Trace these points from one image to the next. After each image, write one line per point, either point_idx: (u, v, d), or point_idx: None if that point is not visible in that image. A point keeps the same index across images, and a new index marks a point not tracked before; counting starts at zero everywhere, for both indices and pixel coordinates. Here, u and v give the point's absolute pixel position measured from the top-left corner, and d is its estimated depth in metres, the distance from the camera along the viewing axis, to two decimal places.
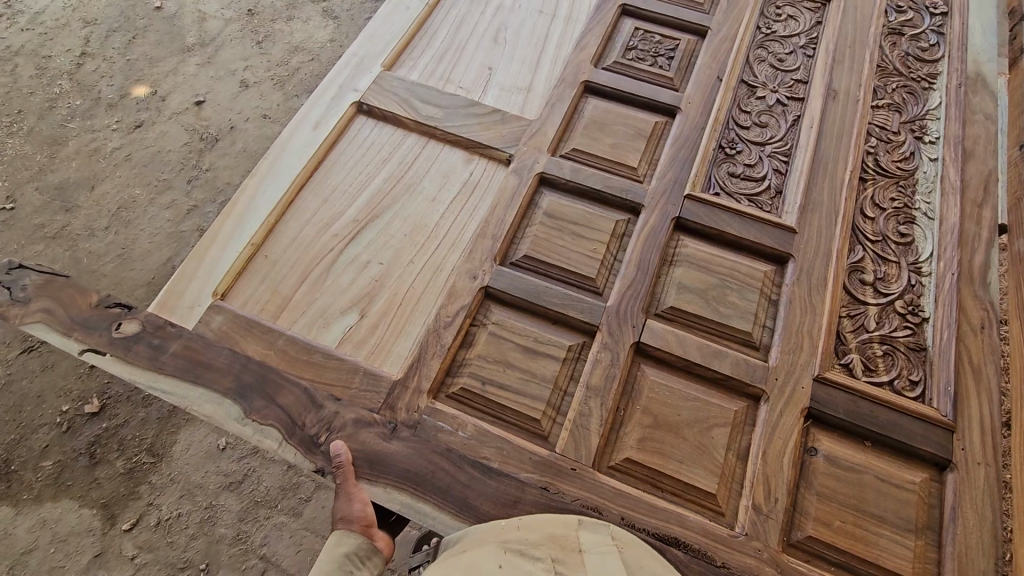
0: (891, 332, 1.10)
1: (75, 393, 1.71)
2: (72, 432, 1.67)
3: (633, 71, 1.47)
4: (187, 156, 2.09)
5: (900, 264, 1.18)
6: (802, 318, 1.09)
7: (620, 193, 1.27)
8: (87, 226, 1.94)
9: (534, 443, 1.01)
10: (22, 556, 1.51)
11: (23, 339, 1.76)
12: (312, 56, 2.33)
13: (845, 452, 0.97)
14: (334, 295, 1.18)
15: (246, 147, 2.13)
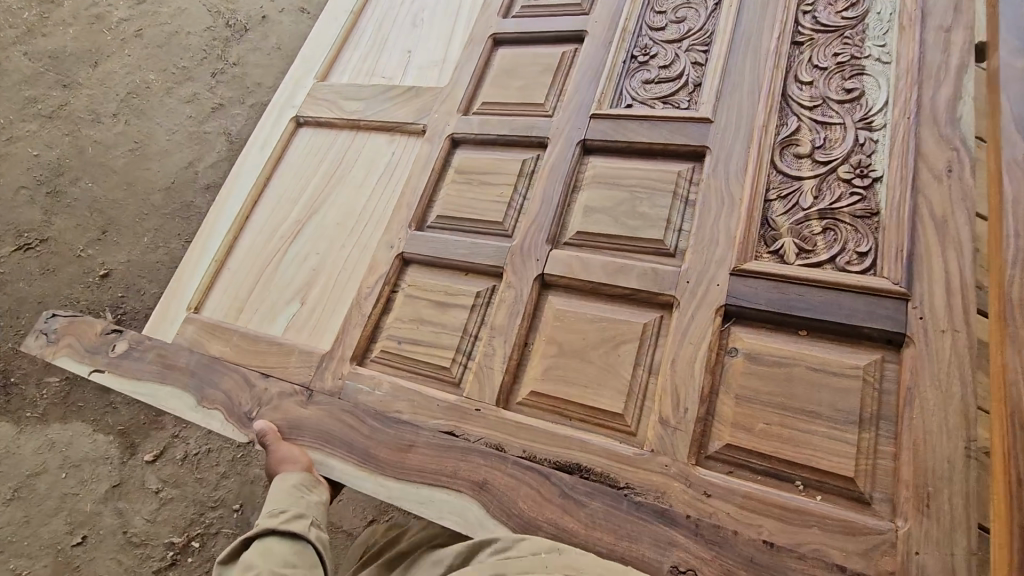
0: (832, 204, 0.89)
1: (84, 304, 1.81)
2: None
3: (543, 6, 1.34)
4: (209, 43, 2.20)
5: (845, 125, 0.95)
6: (717, 211, 0.94)
7: (526, 132, 1.19)
8: (90, 108, 2.05)
9: (444, 392, 1.00)
10: (30, 479, 1.61)
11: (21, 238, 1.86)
12: None
13: (771, 347, 0.82)
14: (277, 299, 1.23)
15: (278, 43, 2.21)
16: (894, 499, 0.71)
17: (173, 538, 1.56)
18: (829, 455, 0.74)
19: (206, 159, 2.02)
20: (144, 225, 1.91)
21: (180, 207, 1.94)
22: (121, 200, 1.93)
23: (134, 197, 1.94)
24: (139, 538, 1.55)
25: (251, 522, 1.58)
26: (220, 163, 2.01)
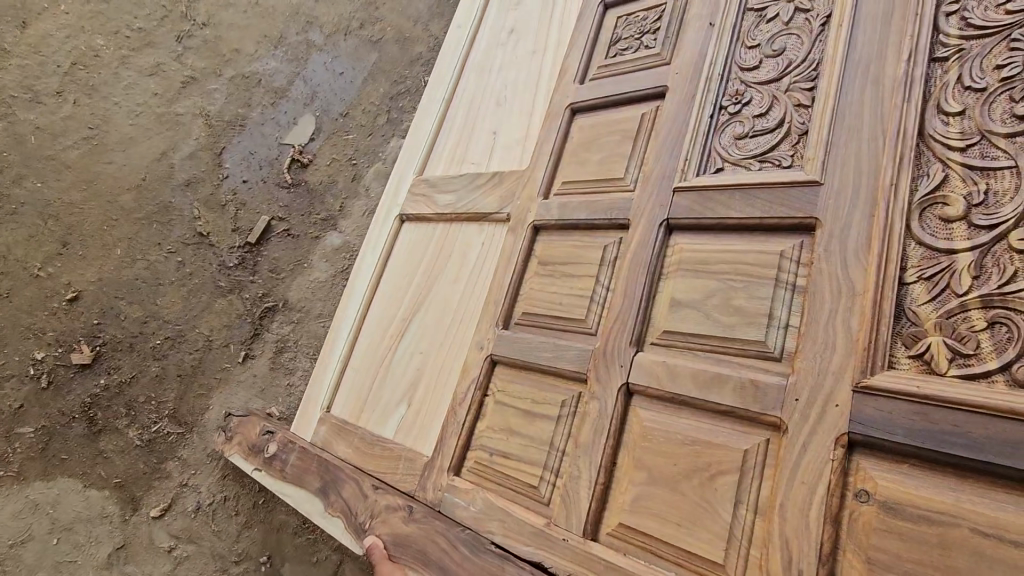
0: (1003, 285, 0.70)
1: (49, 336, 1.49)
2: (57, 388, 1.48)
3: (617, 68, 1.31)
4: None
5: (1018, 167, 0.75)
6: (832, 306, 0.79)
7: (608, 213, 1.12)
8: (25, 83, 1.63)
9: (536, 513, 0.95)
10: (15, 549, 1.37)
11: None
12: None
13: (919, 495, 0.65)
14: (390, 399, 1.32)
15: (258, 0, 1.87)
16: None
17: None
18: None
19: (182, 149, 1.69)
20: (113, 234, 1.59)
21: (157, 210, 1.63)
22: (82, 204, 1.58)
23: (100, 205, 1.59)
24: None
25: (280, 575, 1.45)
26: (199, 155, 1.70)
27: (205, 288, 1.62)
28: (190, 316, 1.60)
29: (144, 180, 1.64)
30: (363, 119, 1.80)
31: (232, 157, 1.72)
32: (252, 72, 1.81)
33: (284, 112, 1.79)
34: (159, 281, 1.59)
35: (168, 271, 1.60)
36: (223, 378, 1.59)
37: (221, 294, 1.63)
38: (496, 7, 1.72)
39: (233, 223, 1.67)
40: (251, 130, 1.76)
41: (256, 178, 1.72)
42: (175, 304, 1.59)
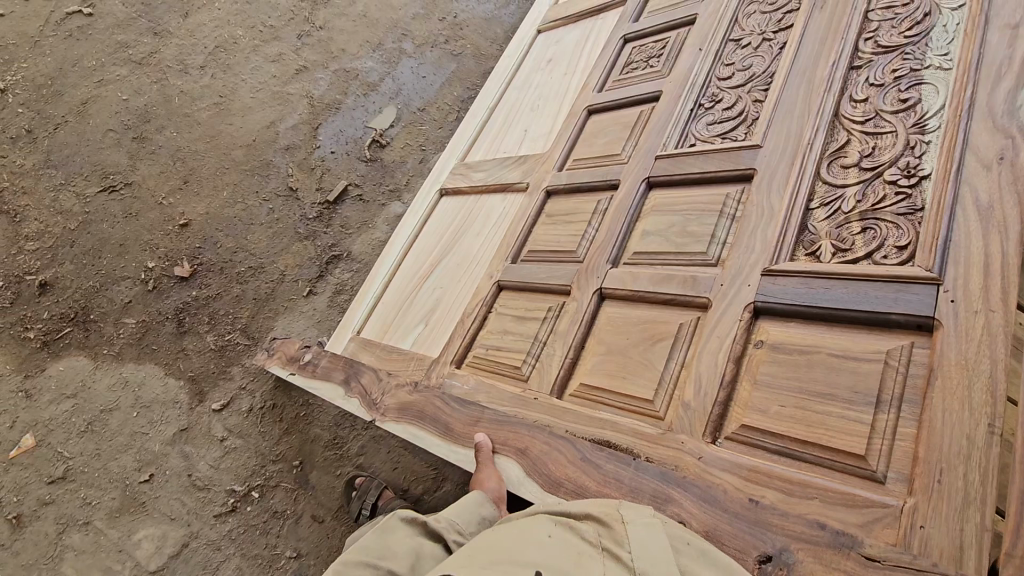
0: (874, 205, 0.95)
1: (162, 252, 1.94)
2: (158, 294, 1.90)
3: (628, 81, 1.64)
4: (297, 6, 2.34)
5: (897, 131, 1.01)
6: (757, 222, 1.04)
7: (604, 178, 1.42)
8: (179, 57, 2.17)
9: (515, 385, 1.18)
10: (103, 414, 1.77)
11: (105, 179, 1.98)
12: None
13: (796, 338, 0.89)
14: (411, 323, 1.58)
15: (364, 13, 2.37)
16: (909, 478, 0.71)
17: (235, 486, 1.77)
18: (842, 433, 0.78)
19: (288, 120, 2.16)
20: (223, 179, 2.05)
21: (260, 164, 2.09)
22: (202, 154, 2.07)
23: (213, 153, 2.08)
24: (204, 483, 1.76)
25: (308, 479, 1.81)
26: (301, 127, 2.16)
27: (287, 232, 2.04)
28: (271, 253, 2.01)
29: (254, 140, 2.12)
30: (437, 115, 2.25)
31: (327, 133, 2.17)
32: (352, 67, 2.27)
33: (373, 102, 2.24)
34: (251, 221, 2.03)
35: (261, 215, 2.04)
36: (289, 306, 1.97)
37: (298, 238, 2.03)
38: (542, 42, 2.12)
39: (317, 183, 2.11)
40: (344, 113, 2.21)
41: (341, 151, 2.16)
42: (261, 241, 2.02)
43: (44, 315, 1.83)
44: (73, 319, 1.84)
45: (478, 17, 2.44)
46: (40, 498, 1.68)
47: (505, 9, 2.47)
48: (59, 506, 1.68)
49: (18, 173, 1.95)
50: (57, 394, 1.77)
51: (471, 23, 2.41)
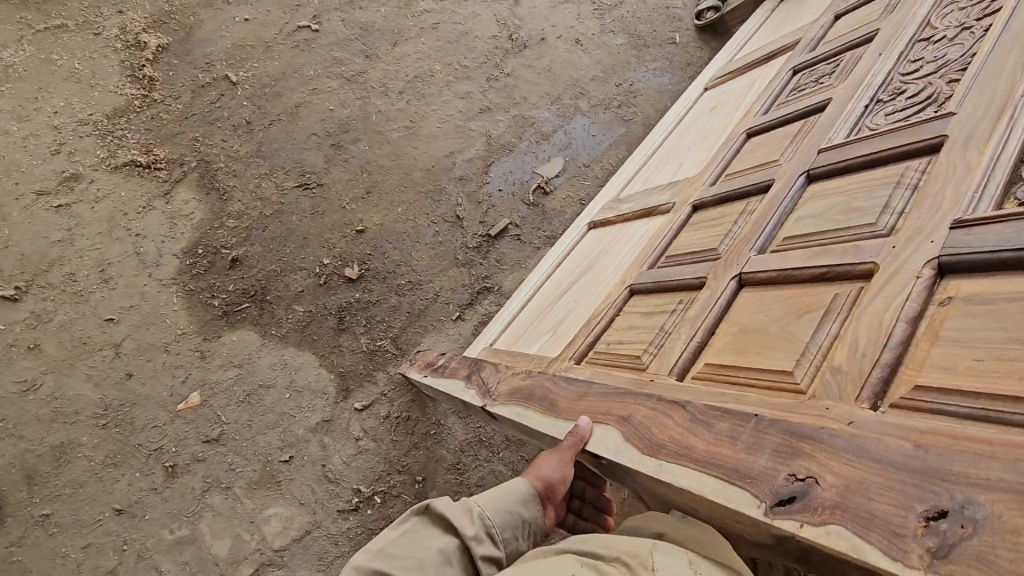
0: None
1: (338, 252, 2.10)
2: (328, 289, 2.05)
3: (792, 101, 1.67)
4: (491, 51, 2.55)
5: None
6: (943, 183, 1.01)
7: (757, 178, 1.44)
8: (382, 80, 2.41)
9: (630, 372, 1.19)
10: (261, 389, 1.90)
11: (303, 178, 2.19)
12: (677, 43, 2.73)
13: (988, 293, 0.82)
14: (541, 329, 1.66)
15: (548, 67, 2.56)
16: None
17: (361, 487, 1.84)
18: None
19: (466, 154, 2.34)
20: (401, 196, 2.23)
21: (435, 189, 2.26)
22: (387, 169, 2.26)
23: (397, 170, 2.27)
24: (335, 476, 1.84)
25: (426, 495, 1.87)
26: (475, 161, 2.33)
27: (447, 256, 2.16)
28: (430, 272, 2.13)
29: (433, 165, 2.29)
30: (600, 174, 2.38)
31: (497, 172, 2.33)
32: (531, 116, 2.45)
33: (544, 151, 2.39)
34: (418, 239, 2.17)
35: (427, 235, 2.18)
36: (437, 326, 2.07)
37: (456, 264, 2.15)
38: (706, 98, 2.20)
39: (481, 215, 2.24)
40: (516, 156, 2.37)
41: (507, 190, 2.30)
42: (424, 259, 2.14)
43: (229, 287, 2.01)
44: (252, 297, 2.00)
45: (652, 89, 2.60)
46: (194, 454, 1.80)
47: (677, 86, 2.62)
48: (208, 465, 1.80)
49: (232, 157, 2.19)
50: (226, 360, 1.91)
51: (644, 94, 2.57)
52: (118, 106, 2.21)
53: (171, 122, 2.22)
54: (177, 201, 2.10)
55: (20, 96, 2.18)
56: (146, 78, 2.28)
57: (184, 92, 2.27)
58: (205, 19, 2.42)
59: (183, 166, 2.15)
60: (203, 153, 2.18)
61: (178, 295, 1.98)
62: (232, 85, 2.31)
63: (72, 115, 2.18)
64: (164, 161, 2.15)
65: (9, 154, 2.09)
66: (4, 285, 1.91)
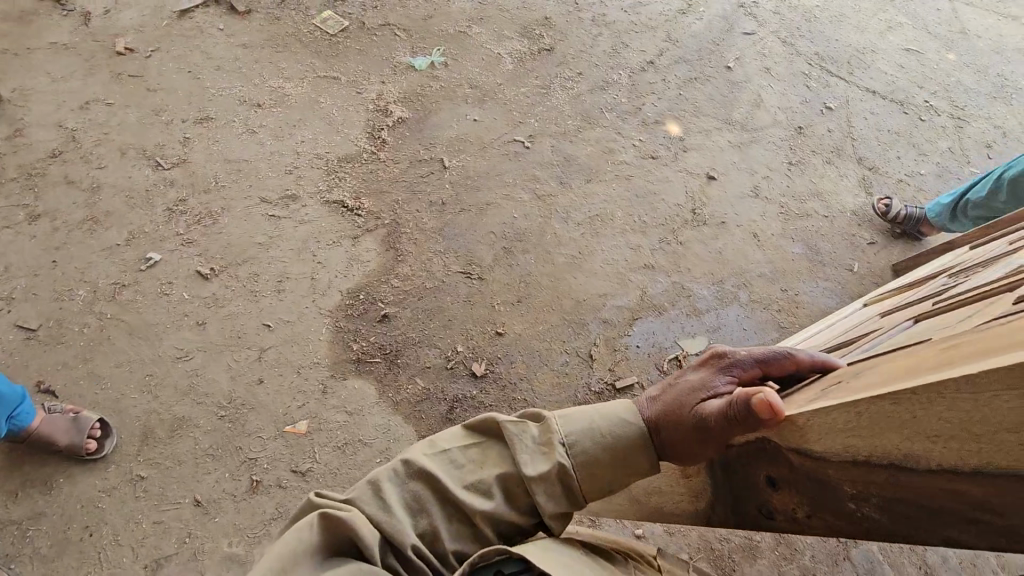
0: None
1: (473, 346, 2.22)
2: (451, 375, 2.14)
3: (928, 294, 1.63)
4: (671, 216, 2.72)
5: None
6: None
7: (864, 336, 1.34)
8: (568, 208, 2.63)
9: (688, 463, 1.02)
10: (359, 443, 1.97)
11: (469, 268, 2.39)
12: (853, 269, 2.72)
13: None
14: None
15: (720, 250, 2.66)
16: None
17: None
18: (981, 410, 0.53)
19: (617, 301, 2.43)
20: (546, 316, 2.34)
21: (578, 321, 2.35)
22: (543, 288, 2.40)
23: (551, 291, 2.40)
24: None
25: None
26: (624, 310, 2.41)
27: (568, 389, 2.19)
28: (547, 398, 2.16)
29: (584, 300, 2.41)
30: None
31: (640, 328, 2.38)
32: (689, 288, 2.53)
33: (690, 325, 2.43)
34: (547, 363, 2.24)
35: (556, 362, 2.24)
36: None
37: (573, 400, 2.17)
38: (861, 310, 2.08)
39: (612, 363, 2.28)
40: (662, 320, 2.43)
41: (644, 349, 2.34)
42: (544, 383, 2.19)
43: (371, 338, 2.17)
44: (386, 356, 2.14)
45: (814, 305, 2.57)
46: (278, 478, 1.88)
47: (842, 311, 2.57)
48: (284, 494, 1.85)
49: (420, 227, 2.44)
50: (341, 404, 2.03)
51: (805, 307, 2.55)
52: (350, 153, 2.58)
53: (385, 180, 2.54)
54: (361, 246, 2.35)
55: (284, 120, 2.62)
56: (381, 139, 2.65)
57: (404, 161, 2.61)
58: (444, 109, 2.81)
59: (378, 220, 2.42)
60: (398, 215, 2.45)
61: (327, 327, 2.16)
62: (444, 169, 2.62)
63: (314, 148, 2.56)
64: (365, 210, 2.44)
65: (256, 161, 2.49)
66: (204, 263, 2.21)
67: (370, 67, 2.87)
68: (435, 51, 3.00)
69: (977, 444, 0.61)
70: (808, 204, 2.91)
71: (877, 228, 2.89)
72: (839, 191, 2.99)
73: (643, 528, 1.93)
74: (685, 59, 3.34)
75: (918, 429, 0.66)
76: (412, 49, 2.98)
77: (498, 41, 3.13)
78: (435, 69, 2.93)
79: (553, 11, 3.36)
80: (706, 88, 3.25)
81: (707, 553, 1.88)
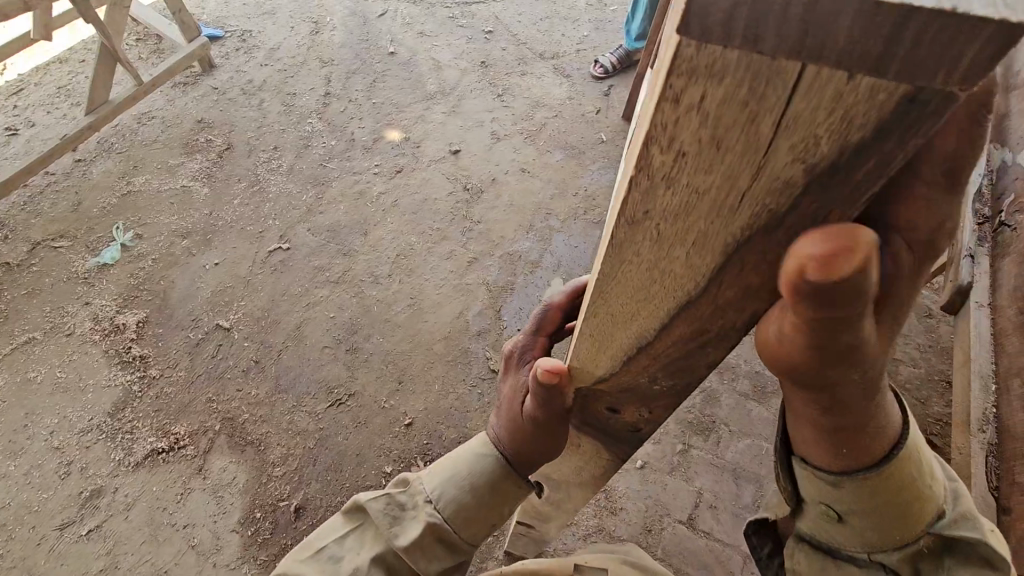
0: None
1: (397, 455, 2.02)
2: None
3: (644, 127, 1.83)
4: (454, 206, 2.69)
5: None
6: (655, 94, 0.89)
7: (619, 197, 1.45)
8: (368, 269, 2.46)
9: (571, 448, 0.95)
10: None
11: (332, 395, 2.14)
12: (606, 138, 2.98)
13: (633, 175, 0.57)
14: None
15: (510, 200, 2.72)
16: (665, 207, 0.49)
17: None
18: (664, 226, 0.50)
19: (474, 308, 2.38)
20: (432, 373, 2.21)
21: (460, 352, 2.26)
22: (408, 353, 2.25)
23: (418, 350, 2.26)
24: None
25: None
26: (485, 311, 2.37)
27: None
28: None
29: (449, 331, 2.31)
30: None
31: (509, 314, 2.37)
32: (515, 250, 2.56)
33: (541, 277, 2.48)
34: (467, 409, 2.13)
35: (473, 400, 2.14)
36: None
37: None
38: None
39: None
40: (520, 292, 2.44)
41: None
42: (480, 426, 2.09)
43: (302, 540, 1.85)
44: None
45: (605, 186, 2.78)
46: None
47: None
48: None
49: (254, 401, 2.11)
50: None
51: (601, 193, 2.75)
52: (117, 398, 2.09)
53: (179, 392, 2.11)
54: (214, 471, 1.96)
55: (8, 428, 2.02)
56: (137, 357, 2.18)
57: (181, 357, 2.19)
58: (175, 278, 2.39)
59: (208, 433, 2.03)
60: (222, 410, 2.08)
61: (252, 574, 1.79)
62: (227, 331, 2.26)
63: (71, 427, 2.03)
64: (186, 436, 2.02)
65: (15, 497, 1.90)
66: None
67: (57, 300, 2.31)
68: (115, 231, 2.50)
69: (655, 281, 0.59)
70: (538, 115, 3.08)
71: (596, 95, 3.18)
72: (549, 89, 3.21)
73: (641, 458, 2.00)
74: (351, 71, 3.25)
75: (624, 311, 0.65)
76: (87, 247, 2.45)
77: (171, 175, 2.71)
78: (131, 249, 2.46)
79: (199, 110, 2.99)
80: (388, 82, 3.21)
81: (690, 429, 2.05)
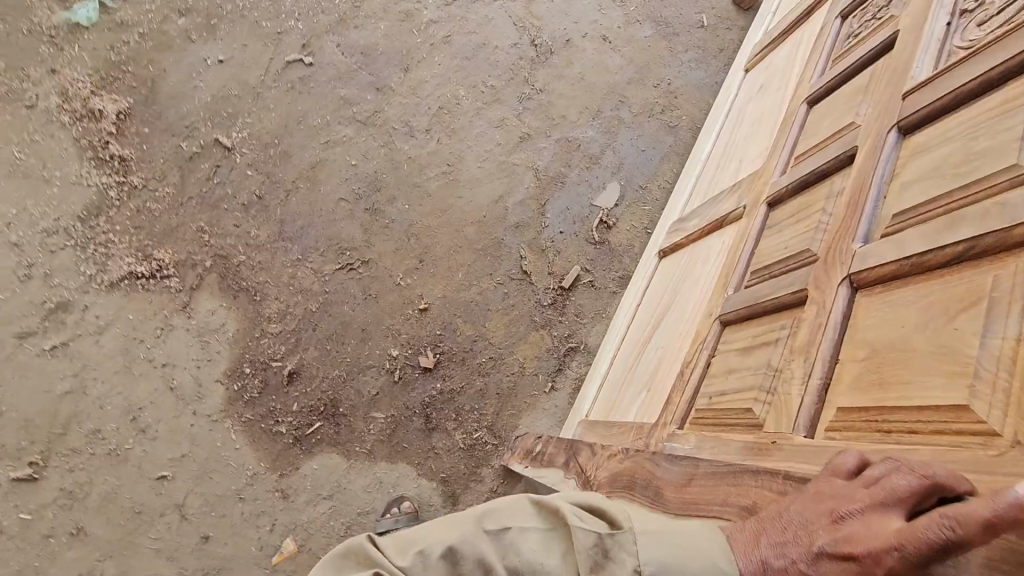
0: None
1: (406, 340, 1.84)
2: (406, 385, 1.79)
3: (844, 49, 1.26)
4: (515, 63, 2.22)
5: None
6: None
7: (823, 157, 1.06)
8: (403, 117, 2.05)
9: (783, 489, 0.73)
10: (361, 515, 1.69)
11: (342, 257, 1.87)
12: (708, 24, 2.45)
13: None
14: (634, 393, 1.34)
15: (580, 73, 2.26)
16: None
17: None
18: None
19: (516, 195, 2.06)
20: (456, 259, 1.95)
21: (492, 243, 1.99)
22: (435, 230, 1.97)
23: (446, 229, 1.98)
24: None
25: None
26: (528, 202, 2.06)
27: (525, 320, 1.93)
28: (509, 343, 1.90)
29: (484, 216, 2.01)
30: (660, 195, 2.14)
31: (553, 210, 2.07)
32: (575, 138, 2.17)
33: (597, 177, 2.13)
34: (489, 306, 1.92)
35: (496, 299, 1.93)
36: (529, 404, 1.85)
37: (535, 327, 1.92)
38: (751, 77, 1.86)
39: (548, 266, 1.99)
40: (569, 189, 2.11)
41: (569, 231, 2.05)
42: (499, 330, 1.90)
43: (293, 407, 1.72)
44: (324, 414, 1.73)
45: (690, 85, 2.34)
46: None
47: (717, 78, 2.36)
48: None
49: (253, 246, 1.82)
50: (314, 495, 1.67)
51: (686, 93, 2.32)
52: (88, 201, 1.76)
53: (165, 213, 1.80)
54: (201, 313, 1.74)
55: None
56: (115, 158, 1.81)
57: (170, 170, 1.84)
58: (167, 66, 1.93)
59: (196, 268, 1.77)
60: (215, 246, 1.79)
61: (236, 431, 1.68)
62: (228, 152, 1.89)
63: (31, 224, 1.72)
64: (171, 266, 1.75)
65: None
66: (16, 463, 1.56)
67: (15, 56, 1.84)
68: None
69: None
70: None
71: None
72: None
73: None
74: None
75: None
76: None
77: None
78: (112, 12, 1.93)
79: None
80: None
81: None
